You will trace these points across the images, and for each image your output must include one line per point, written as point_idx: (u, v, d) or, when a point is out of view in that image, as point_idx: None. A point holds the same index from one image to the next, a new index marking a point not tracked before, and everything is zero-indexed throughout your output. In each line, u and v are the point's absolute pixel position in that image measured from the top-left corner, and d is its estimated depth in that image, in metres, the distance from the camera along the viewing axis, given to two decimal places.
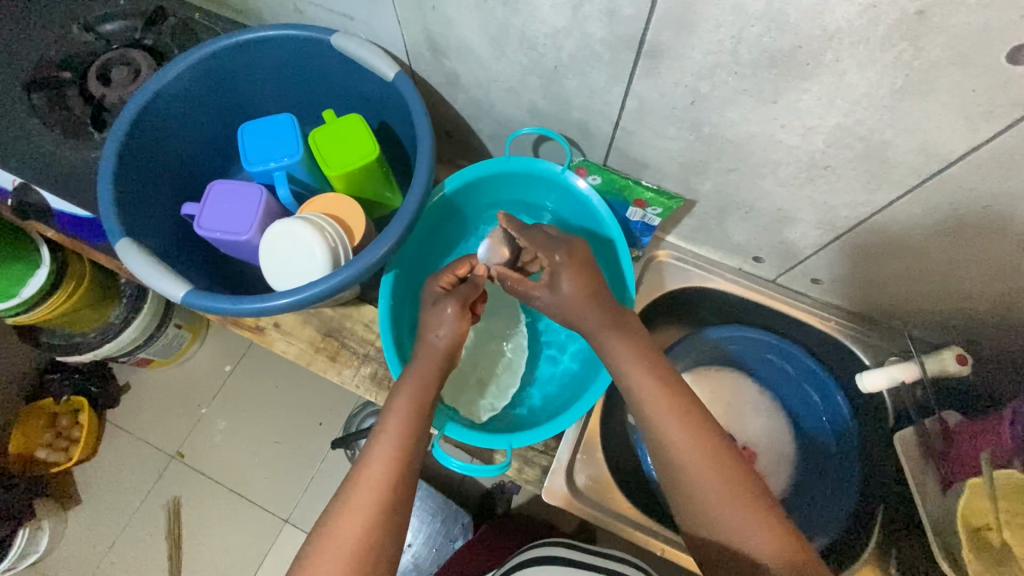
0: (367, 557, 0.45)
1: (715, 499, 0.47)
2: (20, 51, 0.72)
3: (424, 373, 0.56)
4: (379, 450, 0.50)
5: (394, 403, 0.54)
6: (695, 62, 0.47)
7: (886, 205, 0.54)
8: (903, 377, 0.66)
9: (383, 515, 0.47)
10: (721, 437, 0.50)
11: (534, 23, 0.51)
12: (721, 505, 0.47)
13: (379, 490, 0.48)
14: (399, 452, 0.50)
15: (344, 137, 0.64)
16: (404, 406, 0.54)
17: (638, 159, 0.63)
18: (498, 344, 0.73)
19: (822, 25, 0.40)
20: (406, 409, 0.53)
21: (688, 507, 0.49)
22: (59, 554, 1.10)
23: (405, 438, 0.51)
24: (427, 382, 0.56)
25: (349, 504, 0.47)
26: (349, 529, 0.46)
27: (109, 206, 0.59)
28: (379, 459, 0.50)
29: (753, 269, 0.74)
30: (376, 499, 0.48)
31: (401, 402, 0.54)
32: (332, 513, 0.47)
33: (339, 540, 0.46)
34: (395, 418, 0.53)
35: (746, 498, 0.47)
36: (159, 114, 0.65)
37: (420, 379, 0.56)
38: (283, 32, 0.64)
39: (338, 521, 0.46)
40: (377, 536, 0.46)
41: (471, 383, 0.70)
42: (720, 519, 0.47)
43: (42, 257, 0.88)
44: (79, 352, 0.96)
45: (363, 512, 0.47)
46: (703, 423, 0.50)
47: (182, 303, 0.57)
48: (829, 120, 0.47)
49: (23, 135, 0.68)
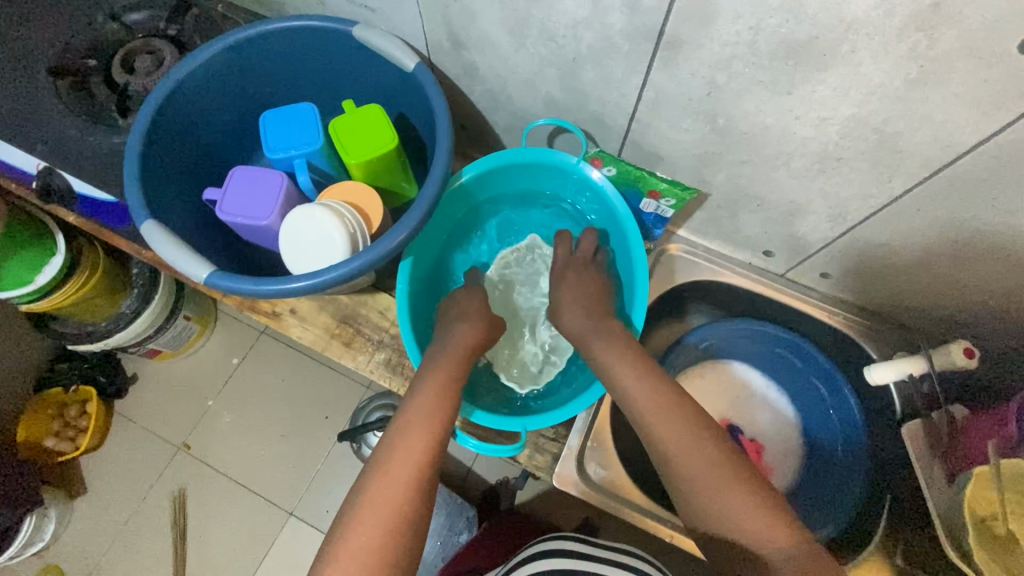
0: (403, 524, 0.46)
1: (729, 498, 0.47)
2: (46, 38, 0.74)
3: (450, 361, 0.60)
4: (412, 425, 0.53)
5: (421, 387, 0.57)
6: (712, 53, 0.48)
7: (896, 198, 0.55)
8: (910, 371, 0.66)
9: (417, 484, 0.49)
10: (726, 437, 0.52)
11: (556, 15, 0.52)
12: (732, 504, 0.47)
13: (415, 463, 0.50)
14: (432, 426, 0.53)
15: (364, 126, 0.66)
16: (432, 392, 0.56)
17: (652, 151, 0.65)
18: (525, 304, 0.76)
19: (839, 16, 0.41)
20: (435, 389, 0.57)
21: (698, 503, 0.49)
22: (64, 544, 1.11)
23: (436, 414, 0.54)
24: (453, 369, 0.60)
25: (385, 474, 0.49)
26: (389, 495, 0.47)
27: (134, 190, 0.60)
28: (413, 432, 0.52)
29: (763, 264, 0.75)
30: (412, 470, 0.49)
31: (429, 385, 0.57)
32: (366, 484, 0.48)
33: (377, 505, 0.47)
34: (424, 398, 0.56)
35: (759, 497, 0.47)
36: (183, 102, 0.66)
37: (444, 366, 0.59)
38: (306, 22, 0.65)
39: (373, 489, 0.48)
40: (412, 503, 0.48)
41: (512, 359, 0.74)
42: (732, 517, 0.47)
43: (56, 245, 0.89)
44: (91, 339, 0.98)
45: (399, 479, 0.48)
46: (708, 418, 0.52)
47: (205, 284, 0.58)
48: (842, 111, 0.48)
49: (48, 120, 0.70)
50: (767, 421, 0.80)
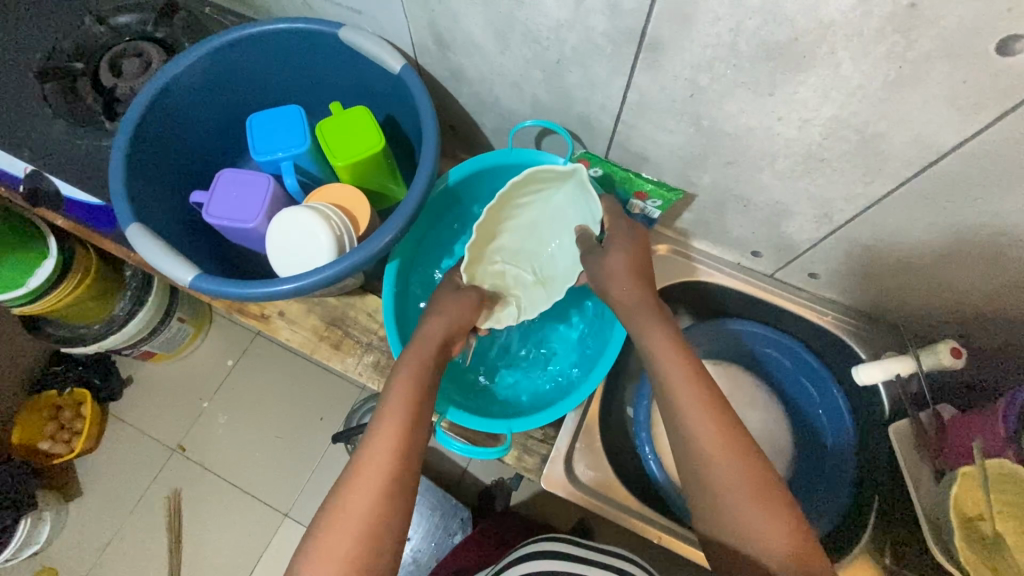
0: (375, 533, 0.46)
1: (729, 491, 0.47)
2: (34, 42, 0.74)
3: (424, 350, 0.58)
4: (384, 424, 0.51)
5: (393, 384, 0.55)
6: (694, 55, 0.48)
7: (880, 199, 0.55)
8: (897, 371, 0.66)
9: (390, 487, 0.48)
10: (731, 420, 0.50)
11: (538, 17, 0.52)
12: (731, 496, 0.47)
13: (385, 467, 0.49)
14: (402, 426, 0.51)
15: (350, 128, 0.66)
16: (403, 388, 0.54)
17: (639, 152, 0.64)
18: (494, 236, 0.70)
19: (817, 18, 0.41)
20: (407, 385, 0.54)
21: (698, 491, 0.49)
22: (59, 546, 1.11)
23: (408, 411, 0.52)
24: (428, 359, 0.57)
25: (355, 480, 0.48)
26: (357, 502, 0.47)
27: (119, 193, 0.60)
28: (383, 435, 0.51)
29: (752, 264, 0.75)
30: (382, 475, 0.48)
31: (404, 378, 0.55)
32: (338, 492, 0.48)
33: (348, 513, 0.46)
34: (396, 395, 0.54)
35: (759, 488, 0.47)
36: (169, 104, 0.66)
37: (417, 358, 0.57)
38: (291, 25, 0.65)
39: (346, 494, 0.47)
40: (386, 507, 0.47)
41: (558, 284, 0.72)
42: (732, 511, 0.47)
43: (48, 249, 0.89)
44: (84, 343, 0.97)
45: (371, 483, 0.48)
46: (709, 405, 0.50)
47: (190, 287, 0.58)
48: (824, 112, 0.48)
49: (36, 124, 0.70)
50: (758, 421, 0.80)
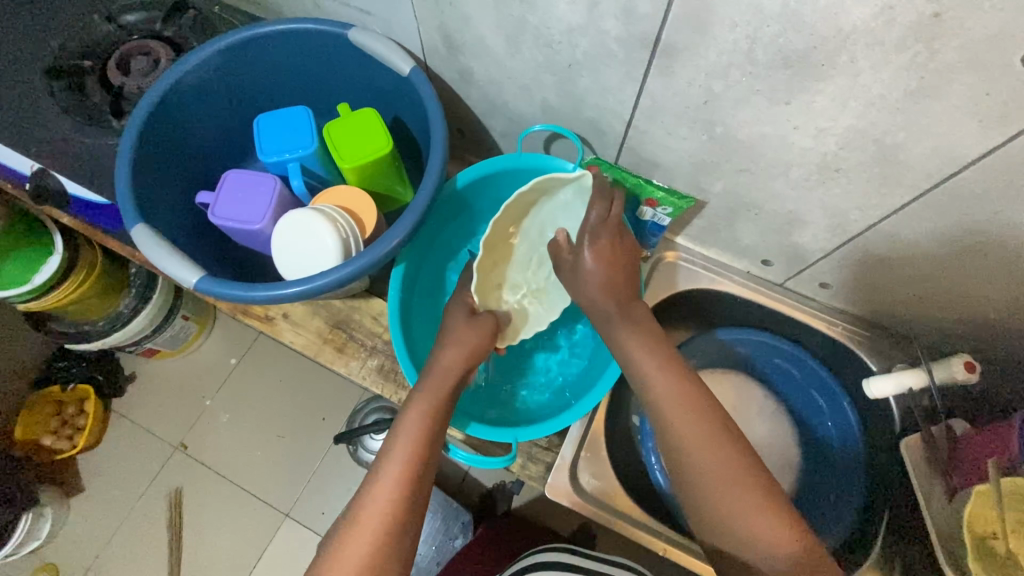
0: None
1: (693, 458, 0.49)
2: (42, 39, 0.74)
3: (433, 392, 0.56)
4: (385, 471, 0.50)
5: (402, 423, 0.54)
6: (709, 62, 0.48)
7: (895, 210, 0.54)
8: (910, 384, 0.65)
9: (387, 541, 0.47)
10: (735, 440, 0.50)
11: (551, 21, 0.51)
12: (740, 517, 0.47)
13: (386, 514, 0.48)
14: (405, 471, 0.50)
15: (358, 130, 0.65)
16: (411, 430, 0.53)
17: (649, 158, 0.64)
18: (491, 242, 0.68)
19: (838, 26, 0.40)
20: (415, 426, 0.53)
21: (705, 511, 0.49)
22: (59, 543, 1.11)
23: (413, 456, 0.51)
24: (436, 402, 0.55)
25: (354, 524, 0.48)
26: (355, 549, 0.46)
27: (125, 193, 0.60)
28: (384, 480, 0.50)
29: (761, 272, 0.74)
30: (381, 522, 0.48)
31: (409, 423, 0.53)
32: (338, 535, 0.48)
33: (345, 559, 0.46)
34: (403, 437, 0.52)
35: (729, 468, 0.48)
36: (176, 104, 0.66)
37: (425, 399, 0.55)
38: (301, 25, 0.65)
39: (343, 547, 0.47)
40: (381, 564, 0.46)
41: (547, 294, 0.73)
42: (740, 531, 0.47)
43: (55, 246, 0.88)
44: (89, 340, 0.97)
45: (369, 535, 0.47)
46: (715, 424, 0.50)
47: (196, 290, 0.58)
48: (842, 121, 0.47)
49: (44, 122, 0.70)
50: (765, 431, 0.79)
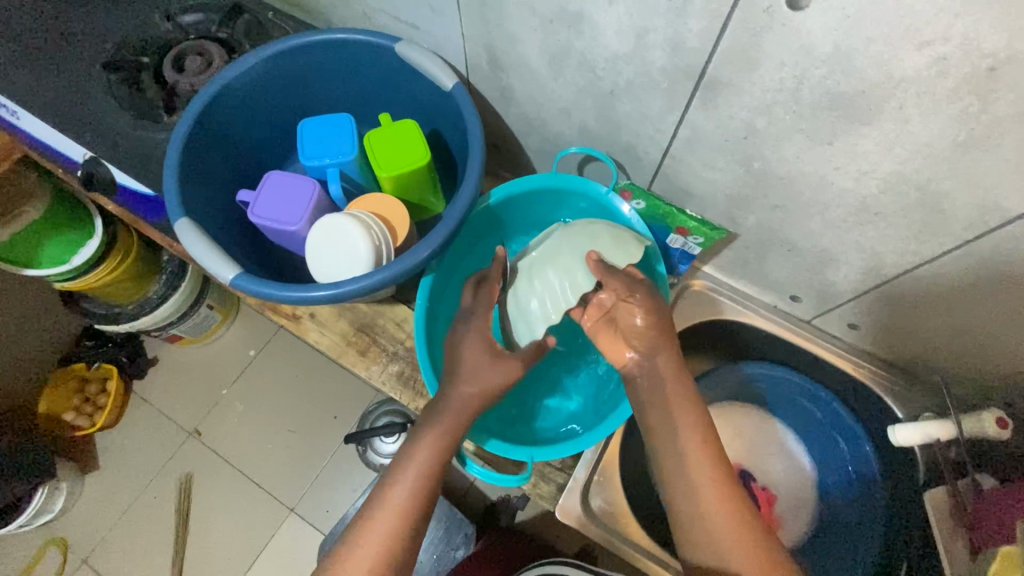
0: None
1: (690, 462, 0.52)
2: (104, 33, 0.77)
3: (443, 430, 0.55)
4: (388, 502, 0.52)
5: (410, 453, 0.55)
6: (753, 98, 0.48)
7: (933, 257, 0.53)
8: (936, 435, 0.64)
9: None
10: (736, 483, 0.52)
11: (596, 48, 0.52)
12: (736, 555, 0.48)
13: (385, 548, 0.50)
14: (407, 506, 0.52)
15: (398, 140, 0.66)
16: (418, 463, 0.54)
17: (684, 187, 0.64)
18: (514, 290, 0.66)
19: (888, 72, 0.40)
20: (423, 461, 0.54)
21: (702, 547, 0.50)
22: (70, 518, 1.13)
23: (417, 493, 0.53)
24: (445, 441, 0.55)
25: (354, 551, 0.50)
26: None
27: (173, 188, 0.62)
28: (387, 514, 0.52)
29: (789, 308, 0.73)
30: (379, 556, 0.50)
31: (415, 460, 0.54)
32: (338, 556, 0.51)
33: None
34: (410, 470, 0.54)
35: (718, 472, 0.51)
36: (226, 104, 0.68)
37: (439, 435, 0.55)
38: (350, 35, 0.67)
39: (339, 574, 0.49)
40: None
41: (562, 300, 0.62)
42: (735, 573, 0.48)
43: (95, 229, 0.92)
44: (116, 322, 1.00)
45: (367, 565, 0.50)
46: (719, 467, 0.52)
47: (231, 285, 0.59)
48: (885, 165, 0.47)
49: (99, 112, 0.73)
50: (781, 469, 0.78)
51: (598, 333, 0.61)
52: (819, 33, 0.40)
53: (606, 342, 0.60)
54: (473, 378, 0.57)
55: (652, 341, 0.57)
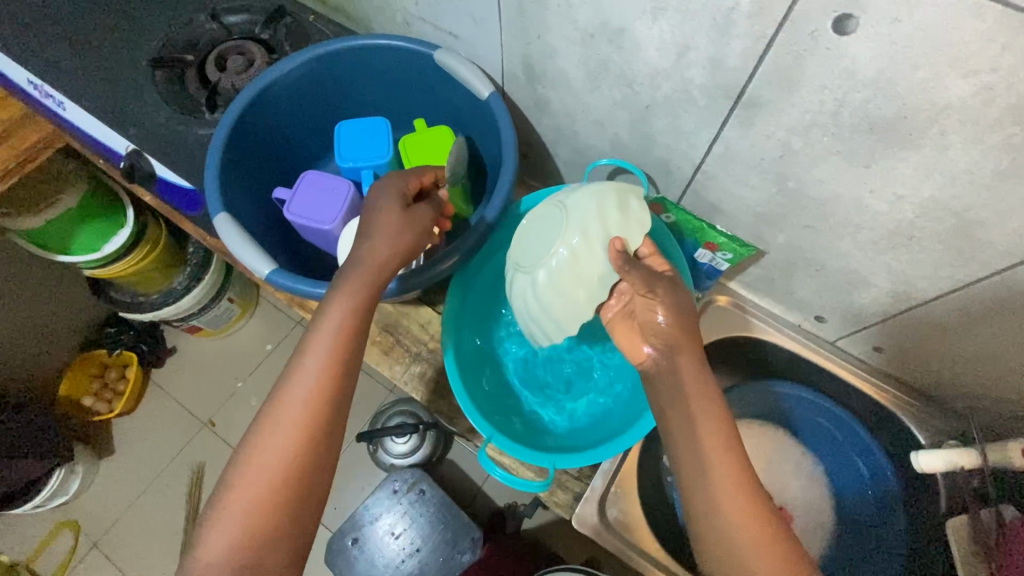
0: (283, 486, 0.46)
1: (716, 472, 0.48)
2: (151, 30, 0.80)
3: (354, 295, 0.51)
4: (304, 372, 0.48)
5: (324, 313, 0.50)
6: (791, 118, 0.48)
7: (966, 284, 0.53)
8: (961, 464, 0.64)
9: (304, 452, 0.47)
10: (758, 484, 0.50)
11: (636, 63, 0.53)
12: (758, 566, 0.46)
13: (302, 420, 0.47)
14: (322, 375, 0.48)
15: (432, 145, 0.68)
16: (331, 325, 0.50)
17: (713, 203, 0.64)
18: (533, 287, 0.61)
19: (932, 99, 0.41)
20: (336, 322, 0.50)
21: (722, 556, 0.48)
22: (83, 501, 1.15)
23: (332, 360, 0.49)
24: (355, 308, 0.50)
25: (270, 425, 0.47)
26: (269, 455, 0.46)
27: (214, 183, 0.64)
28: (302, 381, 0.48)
29: (813, 328, 0.73)
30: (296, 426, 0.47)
31: (325, 326, 0.50)
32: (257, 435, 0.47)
33: (259, 462, 0.46)
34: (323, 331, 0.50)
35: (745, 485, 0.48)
36: (268, 103, 0.70)
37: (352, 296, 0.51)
38: (391, 42, 0.68)
39: (251, 465, 0.46)
40: (299, 470, 0.46)
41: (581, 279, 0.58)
42: None
43: (126, 219, 0.94)
44: (140, 310, 1.03)
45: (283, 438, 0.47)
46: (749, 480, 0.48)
47: (266, 280, 0.60)
48: (922, 191, 0.47)
49: (142, 106, 0.75)
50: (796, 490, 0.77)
51: (616, 325, 0.60)
52: (863, 58, 0.41)
53: (625, 335, 0.59)
54: (383, 244, 0.52)
55: (670, 338, 0.52)
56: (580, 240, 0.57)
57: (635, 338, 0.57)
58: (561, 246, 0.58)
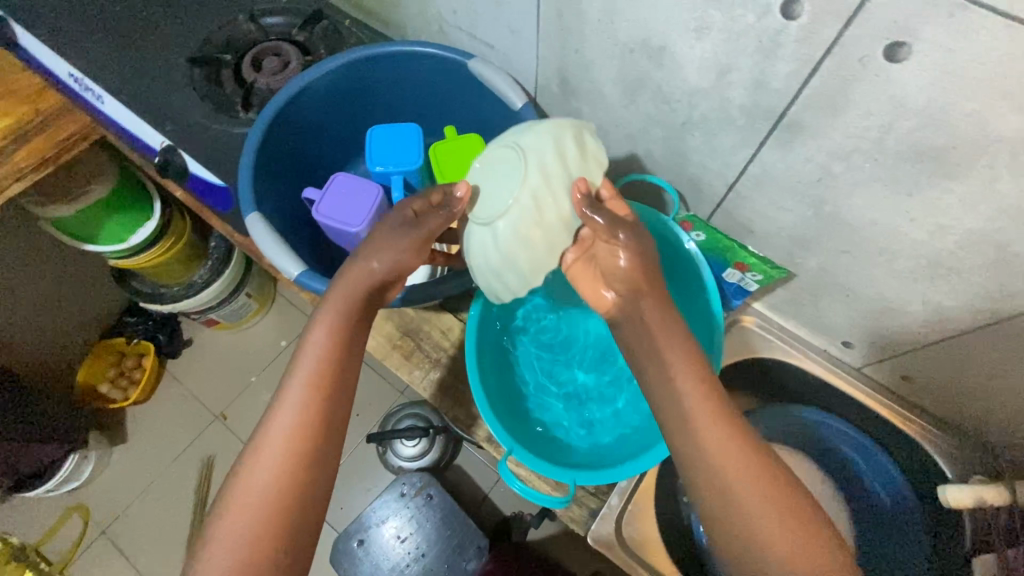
0: (280, 503, 0.45)
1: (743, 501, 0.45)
2: (190, 29, 0.81)
3: (338, 309, 0.51)
4: (291, 390, 0.48)
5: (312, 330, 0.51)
6: (834, 143, 0.48)
7: (1004, 318, 0.52)
8: (989, 500, 0.63)
9: (299, 468, 0.46)
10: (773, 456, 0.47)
11: (675, 81, 0.53)
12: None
13: (292, 436, 0.46)
14: (312, 393, 0.48)
15: (464, 153, 0.68)
16: (316, 344, 0.50)
17: (744, 223, 0.64)
18: (491, 238, 0.53)
19: (984, 131, 0.40)
20: (320, 340, 0.50)
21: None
22: (94, 488, 1.16)
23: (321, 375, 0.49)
24: (341, 321, 0.51)
25: (261, 444, 0.46)
26: (262, 473, 0.45)
27: (247, 183, 0.64)
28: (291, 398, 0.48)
29: (839, 353, 0.72)
30: (287, 443, 0.46)
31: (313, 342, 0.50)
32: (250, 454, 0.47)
33: (253, 483, 0.45)
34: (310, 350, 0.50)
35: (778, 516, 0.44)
36: (302, 106, 0.71)
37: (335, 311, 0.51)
38: (427, 50, 0.69)
39: (244, 490, 0.45)
40: (293, 486, 0.46)
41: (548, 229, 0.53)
42: None
43: (153, 211, 0.95)
44: (161, 301, 1.04)
45: (274, 455, 0.46)
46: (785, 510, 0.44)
47: (295, 281, 0.61)
48: (965, 223, 0.46)
49: (179, 103, 0.76)
50: None
51: (578, 274, 0.58)
52: (914, 86, 0.40)
53: (585, 281, 0.57)
54: (374, 255, 0.52)
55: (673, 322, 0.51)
56: (542, 183, 0.51)
57: (597, 284, 0.57)
58: (523, 192, 0.51)
